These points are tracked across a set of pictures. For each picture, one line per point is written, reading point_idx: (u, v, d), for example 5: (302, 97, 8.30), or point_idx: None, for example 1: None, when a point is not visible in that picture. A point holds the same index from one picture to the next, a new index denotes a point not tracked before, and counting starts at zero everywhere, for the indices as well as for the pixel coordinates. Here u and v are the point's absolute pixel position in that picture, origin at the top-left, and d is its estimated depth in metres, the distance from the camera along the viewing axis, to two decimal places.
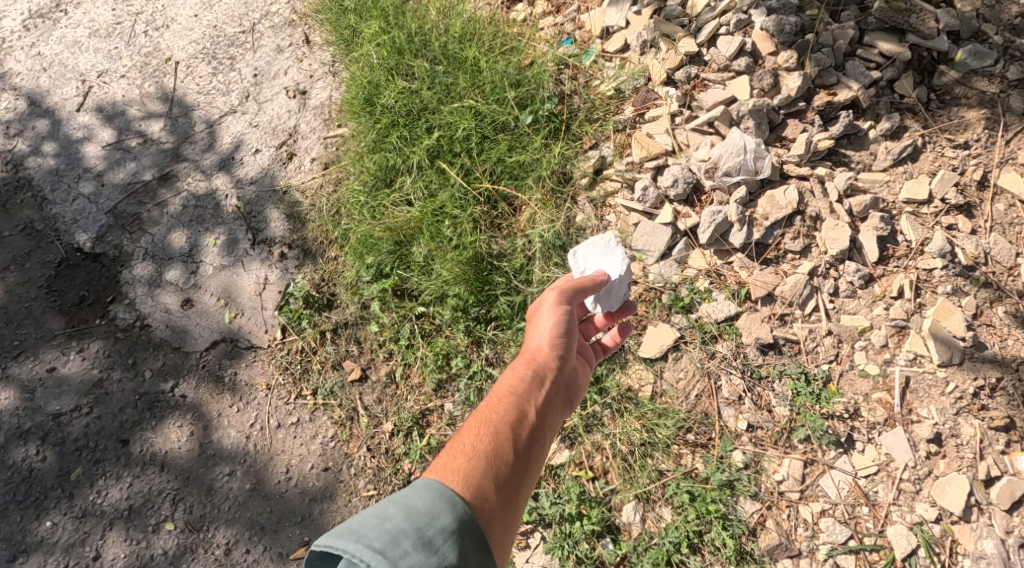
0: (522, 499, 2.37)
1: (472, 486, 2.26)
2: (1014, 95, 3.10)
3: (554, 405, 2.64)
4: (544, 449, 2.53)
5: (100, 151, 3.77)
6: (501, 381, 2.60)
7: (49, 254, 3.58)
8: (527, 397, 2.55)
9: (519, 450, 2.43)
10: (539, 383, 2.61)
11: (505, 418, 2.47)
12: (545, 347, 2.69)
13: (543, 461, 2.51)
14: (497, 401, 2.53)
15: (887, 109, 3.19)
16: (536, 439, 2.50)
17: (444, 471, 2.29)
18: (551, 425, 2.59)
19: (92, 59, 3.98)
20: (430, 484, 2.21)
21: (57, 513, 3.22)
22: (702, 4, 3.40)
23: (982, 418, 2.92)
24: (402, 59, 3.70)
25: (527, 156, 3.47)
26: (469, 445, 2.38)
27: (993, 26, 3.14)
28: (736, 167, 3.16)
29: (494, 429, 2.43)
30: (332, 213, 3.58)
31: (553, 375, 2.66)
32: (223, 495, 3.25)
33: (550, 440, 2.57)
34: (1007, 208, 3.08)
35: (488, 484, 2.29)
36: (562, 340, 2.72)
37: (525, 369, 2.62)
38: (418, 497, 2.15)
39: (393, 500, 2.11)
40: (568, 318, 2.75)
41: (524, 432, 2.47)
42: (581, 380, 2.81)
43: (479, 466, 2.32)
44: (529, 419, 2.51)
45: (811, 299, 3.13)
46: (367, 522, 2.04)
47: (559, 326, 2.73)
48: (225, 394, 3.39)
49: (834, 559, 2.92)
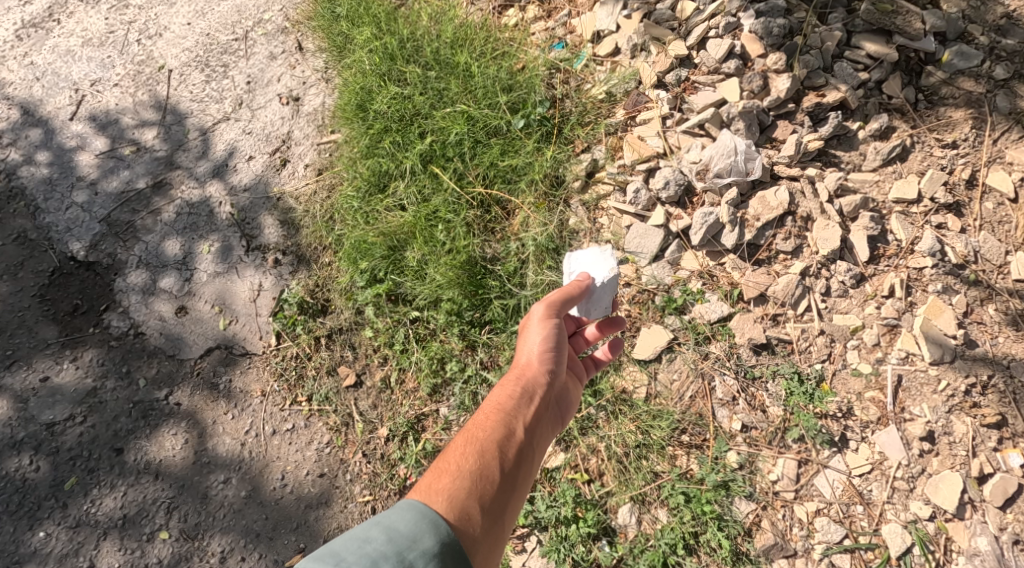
0: (508, 519, 2.44)
1: (457, 507, 2.33)
2: (1001, 94, 3.14)
3: (543, 421, 2.70)
4: (532, 467, 2.59)
5: (94, 160, 3.78)
6: (490, 398, 2.67)
7: (43, 263, 3.58)
8: (514, 415, 2.61)
9: (506, 468, 2.49)
10: (528, 399, 2.67)
11: (492, 436, 2.54)
12: (534, 363, 2.75)
13: (531, 478, 2.57)
14: (485, 418, 2.60)
15: (876, 109, 3.22)
16: (523, 457, 2.56)
17: (428, 491, 2.36)
18: (539, 442, 2.65)
19: (86, 68, 3.99)
20: (414, 505, 2.27)
21: (51, 523, 3.21)
22: (691, 8, 3.45)
23: (974, 416, 2.94)
24: (394, 64, 3.72)
25: (519, 160, 3.49)
26: (455, 464, 2.45)
27: (978, 26, 3.20)
28: (727, 168, 3.18)
29: (480, 448, 2.49)
30: (325, 219, 3.60)
31: (543, 391, 2.72)
32: (218, 503, 3.24)
33: (538, 456, 2.64)
34: (996, 206, 3.11)
35: (472, 504, 2.36)
36: (551, 354, 2.77)
37: (514, 385, 2.69)
38: (401, 519, 2.22)
39: (376, 522, 2.19)
40: (557, 332, 2.79)
41: (511, 450, 2.54)
42: (572, 394, 2.87)
43: (464, 486, 2.38)
44: (517, 437, 2.57)
45: (803, 300, 3.15)
46: (349, 545, 2.12)
47: (548, 340, 2.77)
48: (220, 401, 3.38)
49: (830, 558, 2.92)
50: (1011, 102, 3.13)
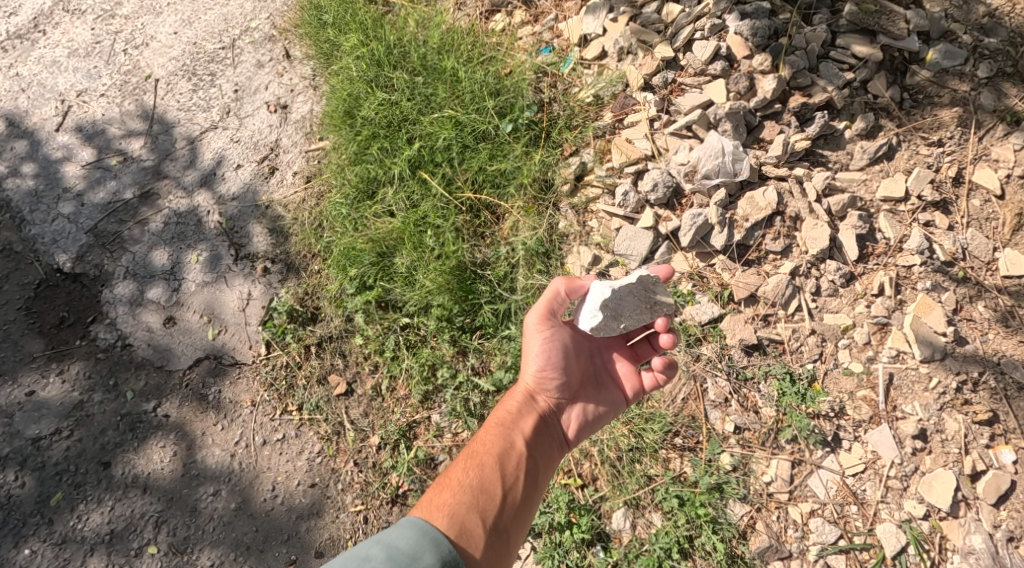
0: (513, 531, 2.49)
1: (457, 523, 2.39)
2: (985, 93, 3.16)
3: (548, 433, 2.72)
4: (537, 479, 2.63)
5: (80, 171, 3.76)
6: (493, 412, 2.74)
7: (28, 276, 3.56)
8: (514, 429, 2.67)
9: (507, 482, 2.55)
10: (528, 413, 2.71)
11: (492, 450, 2.60)
12: (536, 376, 2.74)
13: (538, 491, 2.61)
14: (486, 432, 2.67)
15: (862, 109, 3.24)
16: (526, 470, 2.61)
17: (429, 508, 2.43)
18: (546, 454, 2.69)
19: (72, 79, 3.97)
20: (415, 522, 2.32)
21: (36, 540, 3.17)
22: (678, 11, 3.46)
23: (966, 413, 2.94)
24: (381, 71, 3.72)
25: (507, 164, 3.49)
26: (456, 480, 2.52)
27: (962, 26, 3.21)
28: (715, 169, 3.18)
29: (480, 463, 2.56)
30: (313, 226, 3.58)
31: (549, 403, 2.75)
32: (207, 516, 3.20)
33: (543, 468, 2.66)
34: (983, 203, 3.12)
35: (472, 519, 2.42)
36: (554, 365, 2.72)
37: (516, 398, 2.73)
38: (402, 536, 2.26)
39: (377, 540, 2.23)
40: (555, 340, 2.73)
41: (511, 464, 2.59)
42: (591, 403, 2.78)
43: (464, 501, 2.45)
44: (518, 451, 2.63)
45: (793, 299, 3.15)
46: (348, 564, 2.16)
47: (547, 348, 2.72)
48: (209, 411, 3.35)
49: (825, 559, 2.91)
50: (996, 101, 3.15)
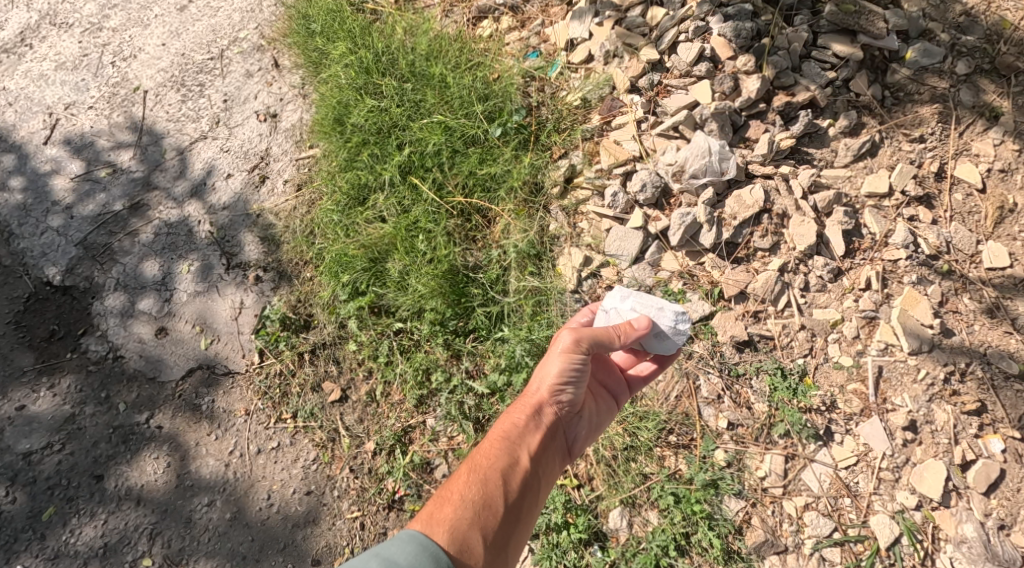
0: (512, 547, 2.51)
1: (457, 540, 2.40)
2: (964, 89, 3.23)
3: (551, 447, 2.74)
4: (538, 493, 2.65)
5: (69, 184, 3.75)
6: (498, 424, 2.72)
7: (17, 289, 3.55)
8: (519, 444, 2.67)
9: (510, 499, 2.56)
10: (533, 427, 2.71)
11: (497, 465, 2.59)
12: (546, 392, 2.73)
13: (537, 507, 2.63)
14: (490, 444, 2.65)
15: (844, 107, 3.30)
16: (528, 486, 2.62)
17: (430, 522, 2.43)
18: (547, 470, 2.71)
19: (60, 92, 3.98)
20: (414, 538, 2.33)
21: (28, 556, 3.14)
22: (662, 14, 3.51)
23: (955, 404, 2.98)
24: (371, 78, 3.75)
25: (497, 167, 3.52)
26: (458, 493, 2.51)
27: (939, 24, 3.29)
28: (702, 169, 3.23)
29: (483, 478, 2.55)
30: (305, 233, 3.60)
31: (555, 419, 2.76)
32: (203, 527, 3.19)
33: (545, 483, 2.69)
34: (965, 197, 3.19)
35: (473, 535, 2.43)
36: (570, 384, 2.72)
37: (523, 411, 2.72)
38: (401, 551, 2.27)
39: (375, 555, 2.22)
40: (580, 364, 2.70)
41: (515, 480, 2.59)
42: (591, 417, 2.86)
43: (465, 517, 2.45)
44: (521, 467, 2.63)
45: (782, 295, 3.19)
46: None
47: (568, 370, 2.70)
48: (203, 422, 3.34)
49: (820, 552, 2.94)
50: (974, 97, 3.22)
